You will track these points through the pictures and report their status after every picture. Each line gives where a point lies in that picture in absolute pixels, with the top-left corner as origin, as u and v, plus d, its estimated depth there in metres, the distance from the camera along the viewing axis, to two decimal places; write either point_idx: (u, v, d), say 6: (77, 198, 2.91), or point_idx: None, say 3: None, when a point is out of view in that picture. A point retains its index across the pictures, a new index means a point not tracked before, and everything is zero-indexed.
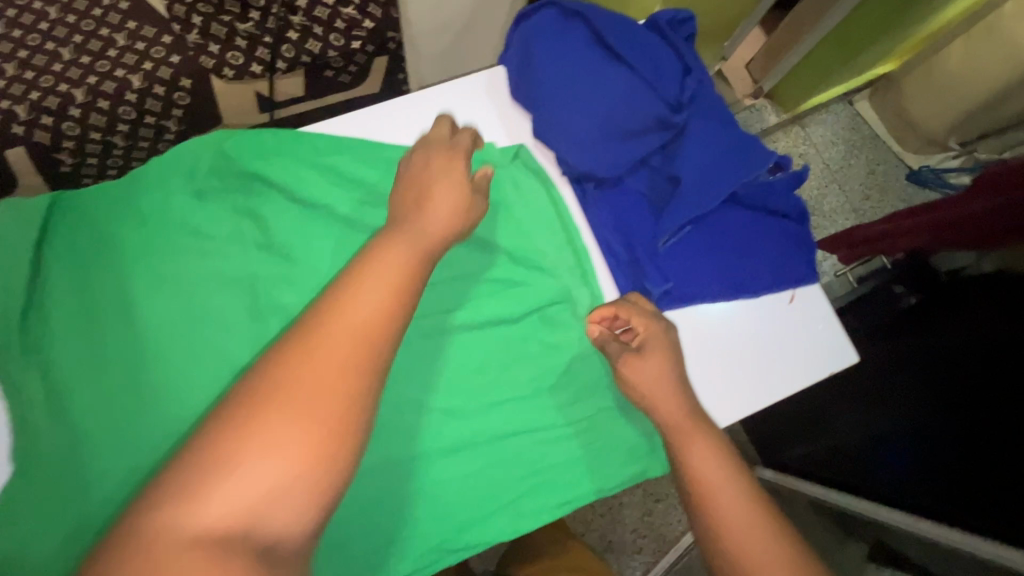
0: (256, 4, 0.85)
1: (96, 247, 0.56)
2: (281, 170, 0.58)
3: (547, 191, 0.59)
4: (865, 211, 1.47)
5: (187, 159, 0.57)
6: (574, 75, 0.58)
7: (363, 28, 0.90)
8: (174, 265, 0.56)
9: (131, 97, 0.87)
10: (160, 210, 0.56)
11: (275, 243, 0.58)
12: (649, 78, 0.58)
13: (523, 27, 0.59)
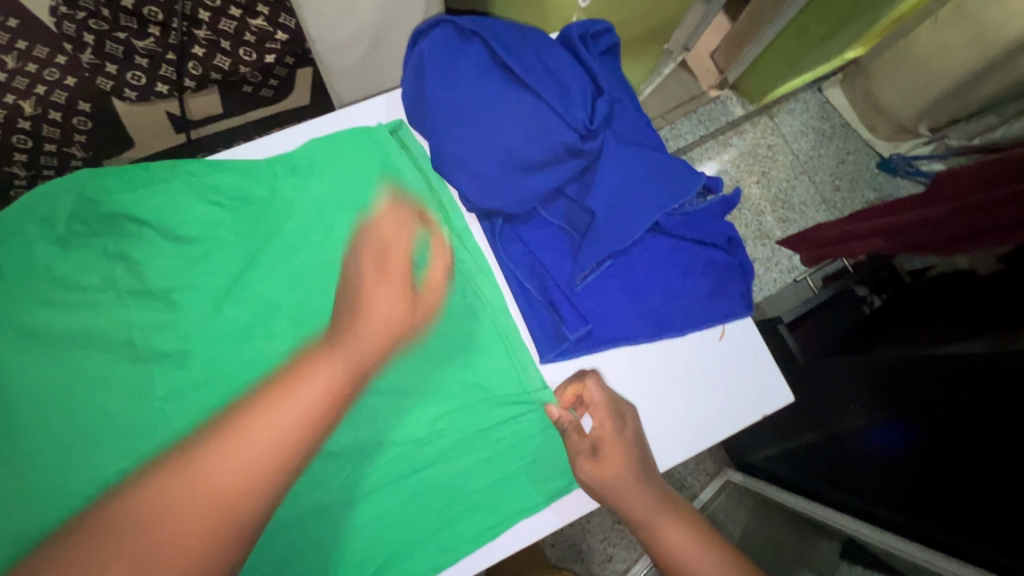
0: (155, 19, 0.79)
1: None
2: (153, 206, 0.52)
3: (451, 219, 0.56)
4: (835, 204, 1.41)
5: (44, 205, 0.50)
6: (472, 103, 0.52)
7: (279, 42, 0.85)
8: (37, 322, 0.50)
9: (25, 124, 0.80)
10: (22, 263, 0.50)
11: (152, 288, 0.51)
12: (554, 102, 0.52)
13: (417, 49, 0.54)
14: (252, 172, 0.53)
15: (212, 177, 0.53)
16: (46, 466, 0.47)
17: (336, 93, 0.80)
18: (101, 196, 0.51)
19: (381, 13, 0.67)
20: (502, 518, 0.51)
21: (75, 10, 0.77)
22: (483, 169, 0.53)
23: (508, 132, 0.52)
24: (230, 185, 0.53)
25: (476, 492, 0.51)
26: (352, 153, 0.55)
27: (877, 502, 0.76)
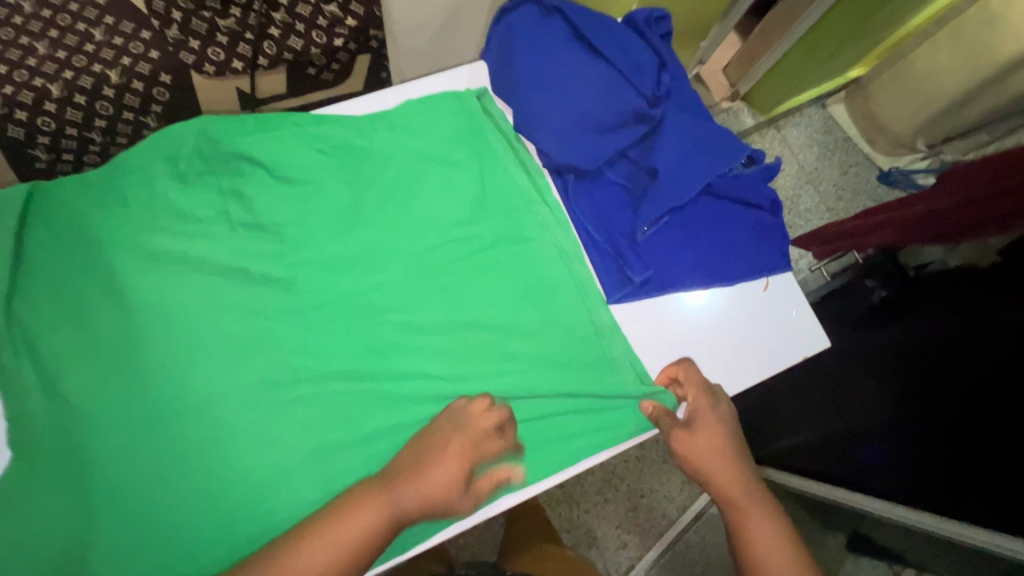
0: (238, 2, 0.86)
1: (74, 229, 0.54)
2: (265, 149, 0.57)
3: (529, 178, 0.61)
4: (839, 210, 1.49)
5: (170, 145, 0.56)
6: (555, 70, 0.60)
7: (345, 28, 0.91)
8: (161, 245, 0.55)
9: (109, 92, 0.86)
10: (147, 195, 0.56)
11: (264, 222, 0.57)
12: (627, 75, 0.62)
13: (504, 22, 0.62)
14: (355, 126, 0.59)
15: (319, 129, 0.59)
16: (168, 374, 0.52)
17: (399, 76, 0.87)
18: (224, 139, 0.57)
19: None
20: (578, 443, 0.55)
21: None
22: (558, 126, 0.60)
23: (588, 94, 0.60)
24: (336, 137, 0.59)
25: (552, 416, 0.55)
26: (446, 113, 0.61)
27: (908, 484, 0.75)
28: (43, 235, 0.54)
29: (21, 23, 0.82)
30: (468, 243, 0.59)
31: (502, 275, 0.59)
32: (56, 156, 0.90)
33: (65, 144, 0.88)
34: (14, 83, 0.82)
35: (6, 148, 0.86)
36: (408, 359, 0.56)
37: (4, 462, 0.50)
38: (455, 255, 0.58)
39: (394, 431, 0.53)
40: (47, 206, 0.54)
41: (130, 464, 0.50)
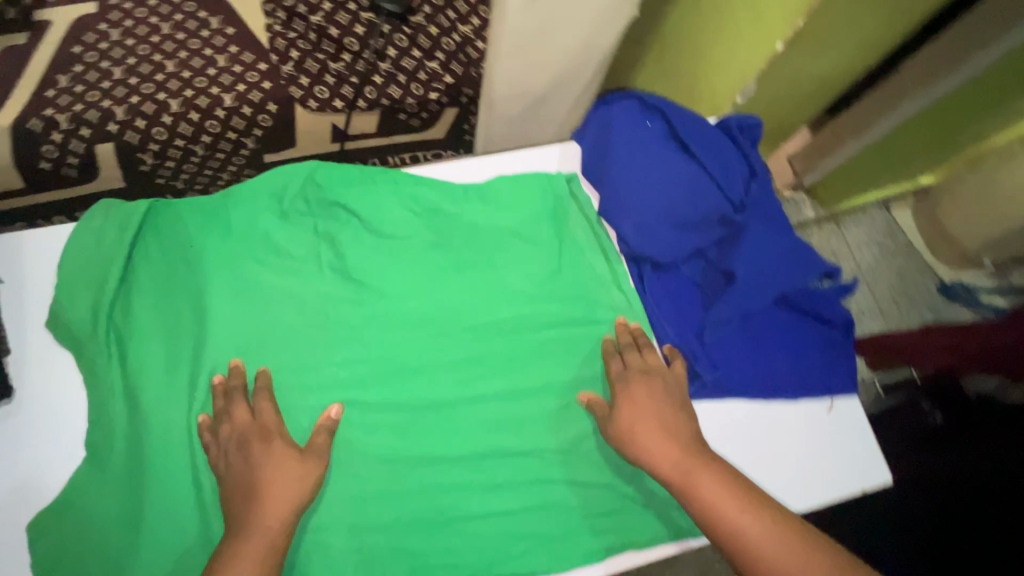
0: (350, 48, 0.94)
1: (177, 247, 0.58)
2: (363, 200, 0.61)
3: (610, 266, 0.63)
4: (893, 315, 1.43)
5: (278, 182, 0.61)
6: (646, 163, 0.63)
7: (442, 84, 0.96)
8: (251, 273, 0.58)
9: (220, 113, 0.93)
10: (249, 225, 0.59)
11: (348, 267, 0.60)
12: (716, 177, 0.63)
13: (604, 111, 0.65)
14: (449, 190, 0.63)
15: (414, 188, 0.63)
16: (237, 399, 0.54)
17: (487, 139, 0.90)
18: (329, 186, 0.61)
19: (558, 79, 0.79)
20: (614, 539, 0.55)
21: (287, 32, 0.94)
22: (642, 216, 0.62)
23: (676, 191, 0.62)
24: (428, 197, 0.63)
25: (590, 503, 0.56)
26: (535, 190, 0.64)
27: None
28: (152, 249, 0.58)
29: (161, 44, 0.95)
30: (536, 319, 0.60)
31: (565, 356, 0.60)
32: (160, 162, 0.97)
33: (171, 153, 0.95)
34: (142, 94, 0.92)
35: (119, 152, 0.93)
36: (461, 421, 0.57)
37: (76, 461, 0.52)
38: (522, 328, 0.60)
39: (437, 490, 0.55)
40: (158, 220, 0.59)
41: (189, 477, 0.52)
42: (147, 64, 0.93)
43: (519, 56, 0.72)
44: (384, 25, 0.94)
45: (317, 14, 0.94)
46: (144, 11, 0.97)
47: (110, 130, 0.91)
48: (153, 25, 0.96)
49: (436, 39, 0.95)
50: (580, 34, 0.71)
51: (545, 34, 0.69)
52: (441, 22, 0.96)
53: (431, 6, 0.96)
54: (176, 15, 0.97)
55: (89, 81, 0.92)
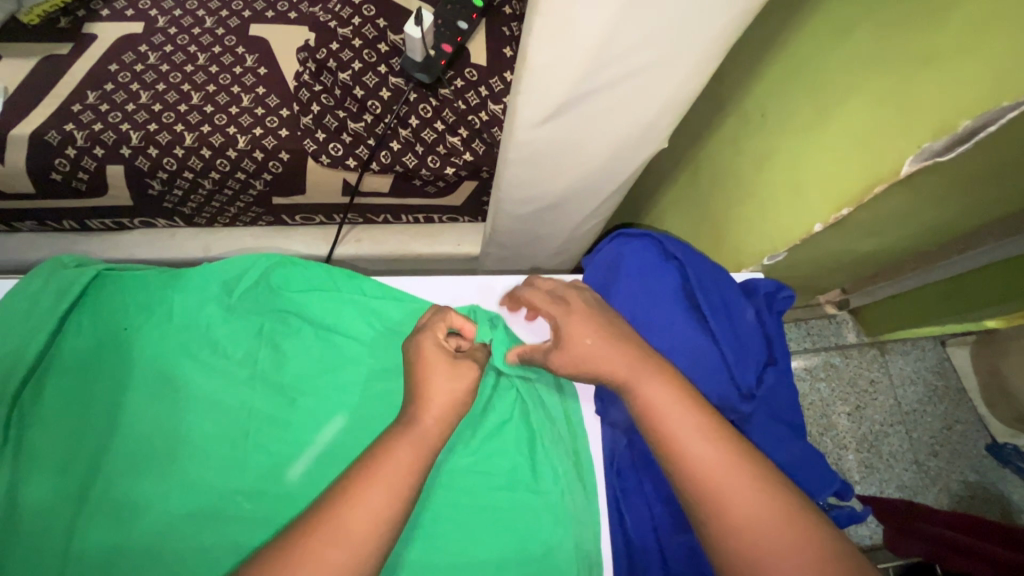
0: (372, 111, 0.90)
1: (111, 327, 0.54)
2: (317, 307, 0.57)
3: (566, 410, 0.60)
4: (929, 470, 1.19)
5: (232, 271, 0.58)
6: (645, 322, 0.54)
7: (459, 161, 0.90)
8: (180, 369, 0.54)
9: (232, 153, 0.91)
10: (191, 317, 0.55)
11: (284, 382, 0.54)
12: (729, 356, 0.53)
13: (619, 245, 0.58)
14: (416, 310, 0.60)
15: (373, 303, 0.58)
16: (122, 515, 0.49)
17: (494, 229, 0.83)
18: (289, 288, 0.58)
19: (574, 190, 0.72)
20: None
21: (314, 84, 0.91)
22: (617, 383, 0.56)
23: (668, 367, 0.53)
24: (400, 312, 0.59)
25: None
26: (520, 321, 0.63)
27: None
28: (86, 326, 0.55)
29: (192, 75, 0.95)
30: (478, 474, 0.56)
31: (498, 524, 0.54)
32: (168, 189, 0.96)
33: (179, 183, 0.93)
34: (161, 122, 0.92)
35: (129, 174, 0.92)
36: None
37: None
38: (457, 482, 0.55)
39: None
40: (101, 293, 0.56)
41: None
42: (174, 93, 0.94)
43: (529, 167, 0.66)
44: (410, 93, 0.90)
45: (345, 71, 0.90)
46: (186, 40, 0.98)
47: (123, 153, 0.91)
48: (190, 54, 0.96)
49: (462, 115, 0.90)
50: (599, 157, 0.65)
51: (560, 151, 0.62)
52: (471, 98, 0.91)
53: (464, 80, 0.91)
54: (215, 49, 0.97)
55: (116, 101, 0.92)
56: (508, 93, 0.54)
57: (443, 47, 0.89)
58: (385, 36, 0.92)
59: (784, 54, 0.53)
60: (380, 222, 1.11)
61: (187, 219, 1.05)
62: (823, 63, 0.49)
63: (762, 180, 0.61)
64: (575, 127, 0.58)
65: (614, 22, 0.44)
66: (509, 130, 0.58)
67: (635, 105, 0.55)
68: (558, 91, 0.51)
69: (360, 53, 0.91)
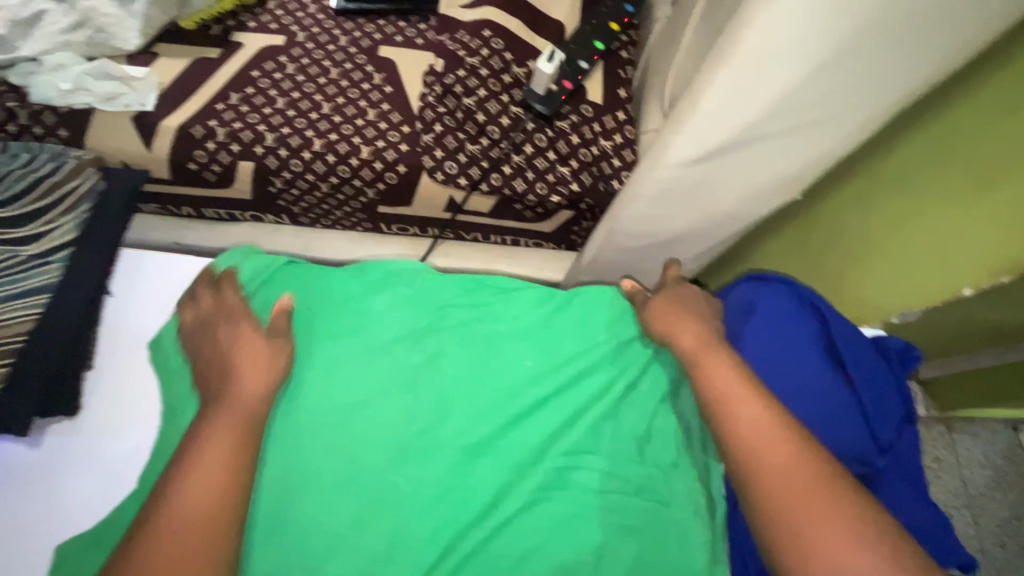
0: (490, 135, 0.95)
1: (304, 309, 0.74)
2: (466, 313, 0.76)
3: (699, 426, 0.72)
4: (997, 562, 1.13)
5: (395, 278, 0.78)
6: (783, 353, 0.66)
7: (566, 190, 0.94)
8: (357, 343, 0.72)
9: (354, 162, 0.97)
10: (361, 309, 0.75)
11: (430, 368, 0.71)
12: (868, 410, 0.62)
13: (764, 291, 0.69)
14: (538, 300, 0.77)
15: (499, 302, 0.77)
16: (327, 447, 0.65)
17: (596, 256, 0.86)
18: (435, 293, 0.78)
19: (691, 230, 0.74)
20: None
21: (438, 105, 0.97)
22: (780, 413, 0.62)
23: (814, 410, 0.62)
24: (522, 308, 0.77)
25: None
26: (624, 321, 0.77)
27: None
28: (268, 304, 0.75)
29: (325, 87, 1.02)
30: (606, 480, 0.66)
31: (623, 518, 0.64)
32: (287, 188, 1.02)
33: (299, 184, 1.00)
34: (293, 127, 0.99)
35: (256, 171, 0.99)
36: None
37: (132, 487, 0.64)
38: (585, 480, 0.66)
39: None
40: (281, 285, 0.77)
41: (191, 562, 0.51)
42: (307, 101, 1.01)
43: (659, 204, 0.68)
44: (528, 122, 0.95)
45: (470, 97, 0.96)
46: (321, 54, 1.06)
47: (255, 152, 0.98)
48: (324, 68, 1.04)
49: (575, 147, 0.94)
50: (728, 203, 0.67)
51: (694, 192, 0.65)
52: (584, 132, 0.95)
53: (579, 115, 0.96)
54: (346, 65, 1.05)
55: (254, 104, 1.00)
56: (662, 133, 0.58)
57: (563, 83, 0.93)
58: (510, 69, 0.97)
59: (886, 158, 0.64)
60: (470, 240, 1.15)
61: (293, 217, 1.12)
62: (939, 161, 0.58)
63: (873, 252, 0.69)
64: (720, 169, 0.60)
65: (799, 78, 0.48)
66: (655, 165, 0.61)
67: (783, 156, 0.58)
68: (717, 135, 0.55)
69: (485, 81, 0.96)
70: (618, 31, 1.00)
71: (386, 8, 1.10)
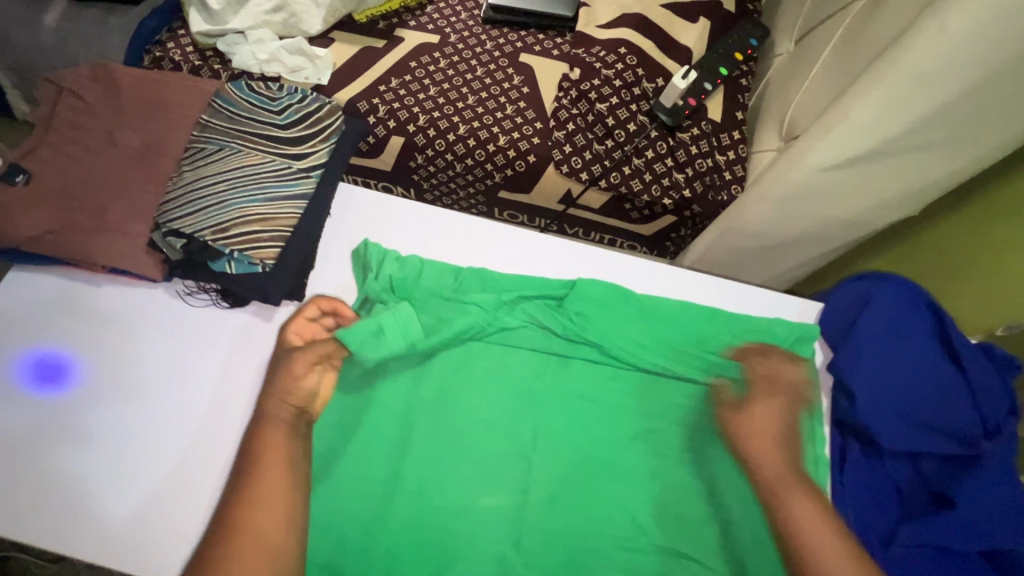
0: (616, 138, 1.06)
1: (410, 277, 0.67)
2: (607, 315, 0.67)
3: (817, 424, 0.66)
4: None
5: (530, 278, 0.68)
6: (893, 344, 0.64)
7: (677, 195, 1.04)
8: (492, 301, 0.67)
9: (490, 148, 1.10)
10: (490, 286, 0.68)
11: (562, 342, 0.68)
12: (974, 389, 0.63)
13: (877, 282, 0.68)
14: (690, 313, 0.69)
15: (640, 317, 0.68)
16: (440, 400, 0.66)
17: (704, 254, 0.95)
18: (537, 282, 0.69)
19: (804, 234, 0.82)
20: None
21: (571, 107, 1.09)
22: (870, 415, 0.61)
23: (921, 392, 0.62)
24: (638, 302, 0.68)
25: None
26: (772, 343, 0.67)
27: None
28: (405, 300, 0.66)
29: (471, 82, 1.16)
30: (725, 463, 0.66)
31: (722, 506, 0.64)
32: (426, 164, 1.16)
33: (439, 162, 1.14)
34: (442, 111, 1.12)
35: (404, 146, 1.14)
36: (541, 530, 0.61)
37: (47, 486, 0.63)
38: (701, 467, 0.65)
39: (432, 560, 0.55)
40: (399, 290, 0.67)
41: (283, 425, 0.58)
42: (455, 92, 1.15)
43: (784, 207, 0.77)
44: (653, 130, 1.05)
45: (602, 103, 1.07)
46: (469, 54, 1.20)
47: (407, 129, 1.12)
48: (471, 66, 1.19)
49: (693, 157, 1.04)
50: (846, 212, 0.75)
51: (821, 197, 0.74)
52: (702, 145, 1.05)
53: (699, 129, 1.05)
54: (490, 66, 1.19)
55: (411, 89, 1.15)
56: (804, 141, 0.68)
57: (689, 99, 1.04)
58: (640, 83, 1.09)
59: (1003, 191, 0.74)
60: (570, 234, 1.26)
61: (420, 193, 1.26)
62: None
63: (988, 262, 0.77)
64: (850, 178, 0.69)
65: (943, 101, 0.58)
66: (792, 168, 0.70)
67: (905, 172, 0.67)
68: (861, 144, 0.64)
69: (618, 91, 1.08)
70: (741, 60, 1.10)
71: (528, 22, 1.24)
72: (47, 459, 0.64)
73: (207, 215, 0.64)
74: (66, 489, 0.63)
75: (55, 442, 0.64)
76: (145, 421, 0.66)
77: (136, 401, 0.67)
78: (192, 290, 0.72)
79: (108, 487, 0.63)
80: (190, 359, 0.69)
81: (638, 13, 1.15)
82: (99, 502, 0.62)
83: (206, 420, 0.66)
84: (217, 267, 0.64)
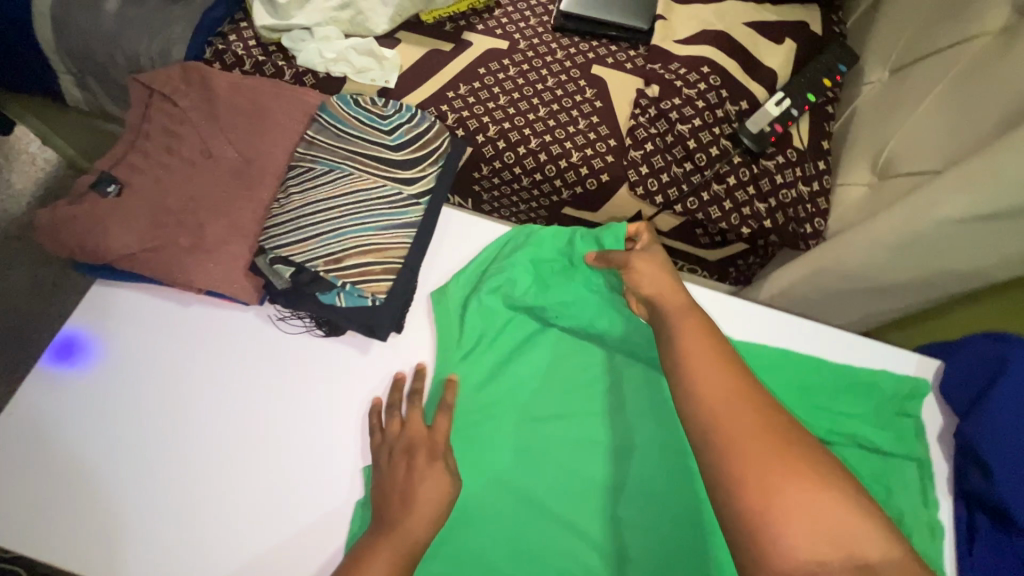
0: (696, 161, 1.02)
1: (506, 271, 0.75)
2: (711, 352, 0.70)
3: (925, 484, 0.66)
4: None
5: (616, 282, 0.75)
6: None
7: (757, 224, 1.00)
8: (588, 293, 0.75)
9: (562, 163, 1.06)
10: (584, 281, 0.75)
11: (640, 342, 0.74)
12: None
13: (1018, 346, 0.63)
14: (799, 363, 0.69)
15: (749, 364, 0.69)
16: (563, 419, 0.73)
17: (787, 290, 0.91)
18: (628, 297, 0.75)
19: (912, 284, 0.77)
20: None
21: (649, 126, 1.05)
22: (1012, 494, 0.59)
23: None
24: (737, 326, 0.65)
25: None
26: (880, 399, 0.68)
27: None
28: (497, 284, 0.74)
29: (542, 92, 1.11)
30: None
31: None
32: (491, 176, 1.12)
33: (506, 175, 1.10)
34: (513, 122, 1.08)
35: (471, 157, 1.10)
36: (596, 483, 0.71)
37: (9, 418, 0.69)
38: None
39: None
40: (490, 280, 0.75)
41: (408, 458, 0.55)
42: (526, 102, 1.10)
43: (895, 253, 0.74)
44: (736, 156, 1.01)
45: (684, 124, 1.03)
46: (540, 63, 1.15)
47: (477, 139, 1.08)
48: (542, 75, 1.13)
49: (776, 187, 1.00)
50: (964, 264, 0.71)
51: (938, 248, 0.71)
52: (787, 175, 1.00)
53: (784, 158, 1.01)
54: (562, 76, 1.13)
55: (480, 96, 1.10)
56: (939, 190, 0.68)
57: (775, 126, 1.00)
58: (723, 105, 1.04)
59: None
60: None
61: (477, 203, 1.22)
62: None
63: None
64: (978, 232, 0.67)
65: None
66: (918, 217, 0.70)
67: None
68: (1006, 201, 0.63)
69: (700, 112, 1.04)
70: (828, 87, 1.05)
71: (600, 31, 1.18)
72: (37, 417, 0.70)
73: (320, 244, 0.72)
74: (14, 436, 0.69)
75: (28, 390, 0.70)
76: (153, 415, 0.70)
77: (147, 396, 0.71)
78: (287, 315, 0.74)
79: (207, 501, 0.67)
80: (285, 384, 0.72)
81: (720, 31, 1.11)
82: (198, 513, 0.67)
83: (299, 445, 0.70)
84: (327, 300, 0.72)
